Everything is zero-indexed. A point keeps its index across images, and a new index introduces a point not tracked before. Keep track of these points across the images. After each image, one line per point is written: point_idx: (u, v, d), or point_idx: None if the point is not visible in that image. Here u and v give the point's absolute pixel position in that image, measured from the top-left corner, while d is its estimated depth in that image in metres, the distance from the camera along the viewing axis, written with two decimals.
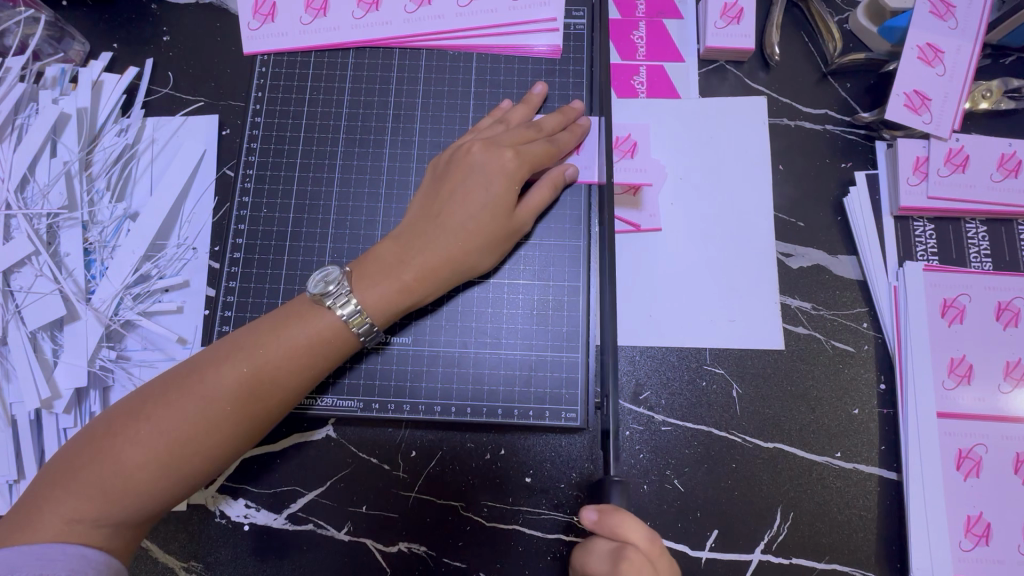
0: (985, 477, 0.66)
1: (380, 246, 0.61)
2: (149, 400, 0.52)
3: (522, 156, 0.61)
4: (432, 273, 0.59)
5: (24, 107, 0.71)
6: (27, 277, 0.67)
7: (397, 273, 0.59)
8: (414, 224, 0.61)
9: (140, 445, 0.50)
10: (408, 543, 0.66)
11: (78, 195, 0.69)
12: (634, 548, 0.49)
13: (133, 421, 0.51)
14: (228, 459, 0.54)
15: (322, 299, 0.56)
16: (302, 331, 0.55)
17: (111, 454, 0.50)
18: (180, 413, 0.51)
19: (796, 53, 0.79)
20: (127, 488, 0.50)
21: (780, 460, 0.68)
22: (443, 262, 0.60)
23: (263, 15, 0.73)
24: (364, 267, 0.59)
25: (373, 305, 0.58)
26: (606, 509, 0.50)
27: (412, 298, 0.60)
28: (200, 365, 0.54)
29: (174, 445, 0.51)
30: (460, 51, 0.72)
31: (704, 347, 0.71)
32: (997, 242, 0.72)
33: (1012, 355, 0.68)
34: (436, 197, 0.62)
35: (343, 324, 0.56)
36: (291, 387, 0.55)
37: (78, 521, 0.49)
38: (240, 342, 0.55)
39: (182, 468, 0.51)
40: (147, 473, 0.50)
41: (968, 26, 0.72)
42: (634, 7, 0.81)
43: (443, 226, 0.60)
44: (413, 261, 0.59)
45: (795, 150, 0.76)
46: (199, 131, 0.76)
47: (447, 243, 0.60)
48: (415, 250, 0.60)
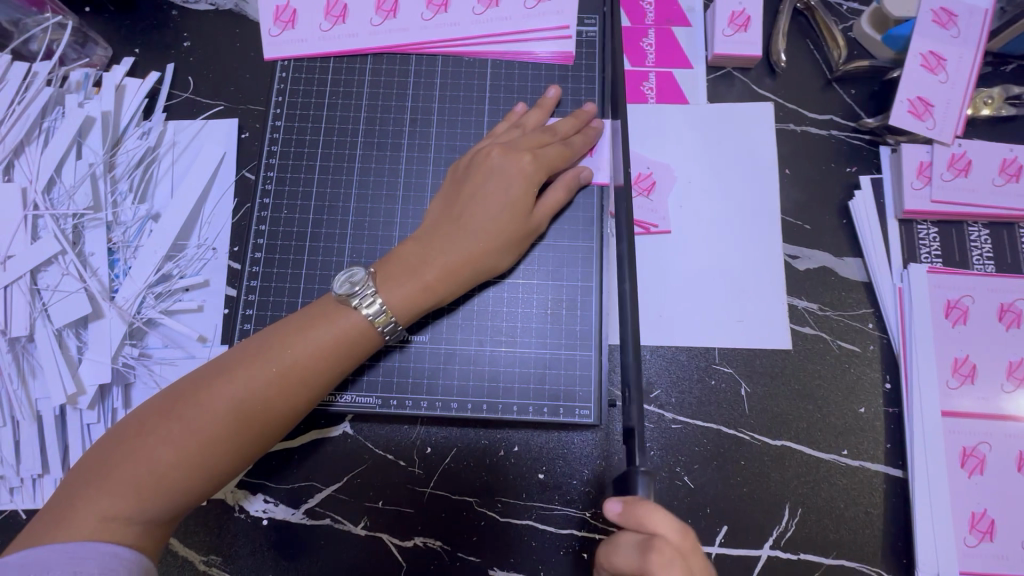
0: (988, 475, 0.67)
1: (402, 247, 0.62)
2: (179, 399, 0.54)
3: (539, 159, 0.63)
4: (455, 273, 0.61)
5: (51, 111, 0.73)
6: (53, 276, 0.68)
7: (420, 273, 0.60)
8: (435, 226, 0.63)
9: (170, 443, 0.52)
10: (424, 538, 0.68)
11: (103, 196, 0.71)
12: (664, 539, 0.48)
13: (164, 420, 0.53)
14: (256, 455, 0.56)
15: (347, 299, 0.58)
16: (327, 331, 0.57)
17: (144, 452, 0.52)
18: (210, 411, 0.53)
19: (801, 60, 0.81)
20: (160, 485, 0.51)
21: (787, 457, 0.69)
22: (466, 262, 0.61)
23: (283, 22, 0.75)
24: (388, 268, 0.61)
25: (397, 304, 0.59)
26: (631, 500, 0.50)
27: (435, 297, 0.61)
28: (227, 365, 0.55)
29: (205, 443, 0.52)
30: (475, 57, 0.74)
31: (713, 347, 0.72)
32: (999, 245, 0.74)
33: (1015, 355, 0.70)
34: (456, 199, 0.64)
35: (369, 323, 0.58)
36: (316, 386, 0.57)
37: (113, 518, 0.50)
38: (266, 342, 0.56)
39: (212, 465, 0.53)
40: (180, 470, 0.52)
41: (970, 35, 0.74)
42: (643, 15, 0.83)
43: (466, 228, 0.62)
44: (436, 262, 0.61)
45: (801, 155, 0.78)
46: (219, 135, 0.78)
47: (469, 244, 0.61)
48: (438, 251, 0.61)
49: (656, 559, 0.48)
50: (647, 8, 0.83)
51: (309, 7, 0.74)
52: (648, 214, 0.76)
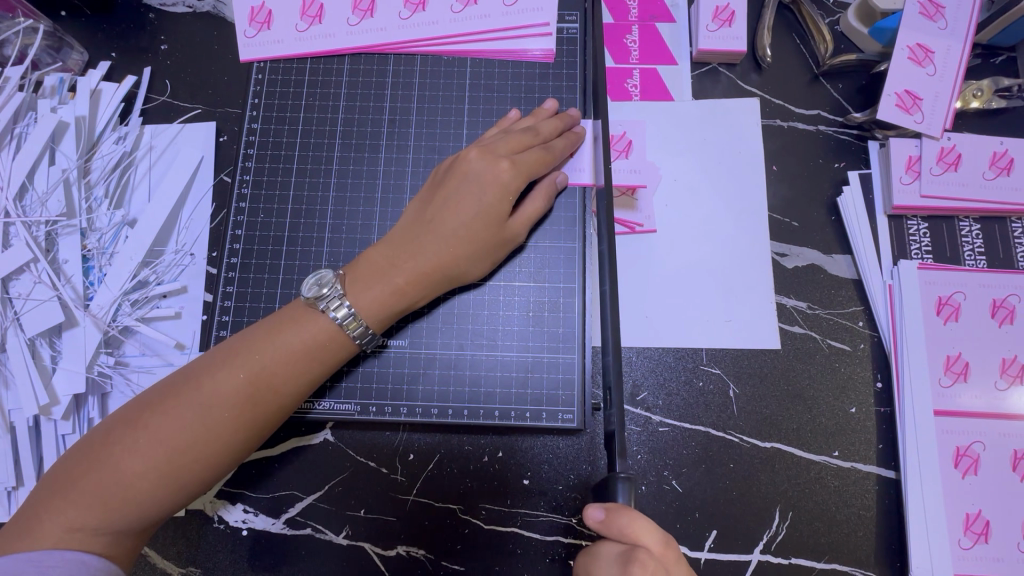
0: (983, 475, 0.66)
1: (372, 250, 0.61)
2: (148, 407, 0.53)
3: (518, 166, 0.61)
4: (423, 278, 0.60)
5: (23, 116, 0.72)
6: (26, 284, 0.67)
7: (390, 277, 0.59)
8: (405, 229, 0.62)
9: (138, 453, 0.51)
10: (407, 546, 0.66)
11: (77, 202, 0.70)
12: (646, 549, 0.47)
13: (132, 429, 0.52)
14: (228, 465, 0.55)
15: (315, 303, 0.57)
16: (297, 335, 0.56)
17: (111, 462, 0.50)
18: (178, 419, 0.52)
19: (787, 55, 0.79)
20: (128, 496, 0.50)
21: (777, 459, 0.68)
22: (433, 266, 0.60)
23: (259, 23, 0.73)
24: (357, 271, 0.60)
25: (366, 308, 0.58)
26: (614, 508, 0.49)
27: (404, 301, 0.60)
28: (196, 372, 0.54)
29: (175, 452, 0.51)
30: (455, 56, 0.73)
31: (700, 348, 0.71)
32: (990, 240, 0.72)
33: (1008, 352, 0.68)
34: (431, 203, 0.62)
35: (338, 327, 0.57)
36: (288, 392, 0.55)
37: (79, 529, 0.49)
38: (235, 348, 0.55)
39: (182, 475, 0.52)
40: (147, 481, 0.51)
41: (958, 27, 0.73)
42: (627, 11, 0.81)
43: (436, 231, 0.60)
44: (404, 265, 0.60)
45: (788, 151, 0.76)
46: (196, 139, 0.76)
47: (437, 249, 0.60)
48: (407, 255, 0.60)
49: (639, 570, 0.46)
50: (630, 4, 0.82)
51: (285, 7, 0.73)
52: (632, 214, 0.74)
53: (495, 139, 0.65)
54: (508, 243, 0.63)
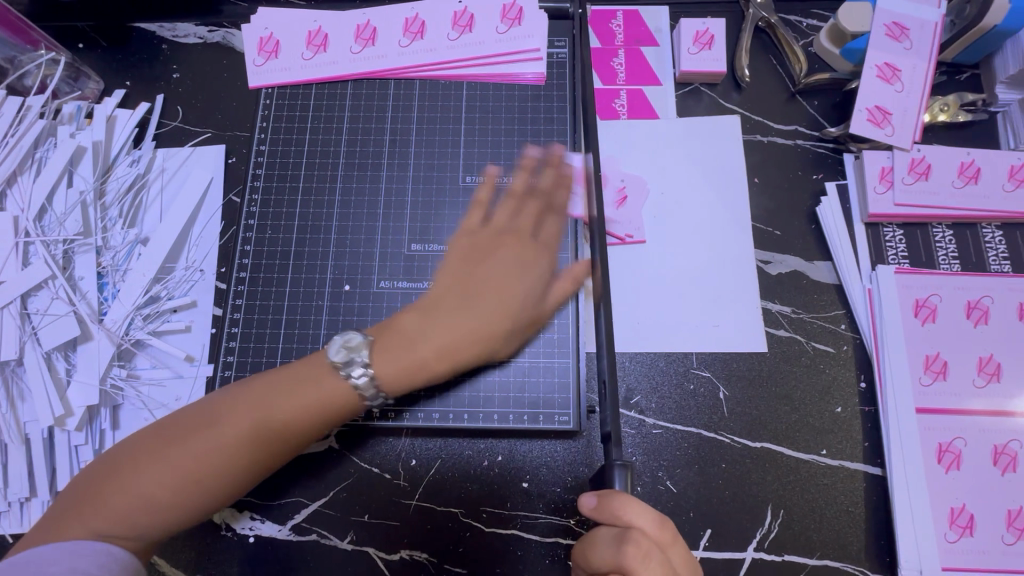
0: (965, 469, 0.68)
1: (402, 318, 0.60)
2: (179, 428, 0.54)
3: (540, 212, 0.66)
4: (448, 355, 0.59)
5: (43, 141, 0.76)
6: (43, 300, 0.70)
7: (417, 349, 0.58)
8: (440, 300, 0.60)
9: (164, 474, 0.52)
10: (410, 550, 0.68)
11: (92, 222, 0.73)
12: (640, 531, 0.50)
13: (160, 448, 0.52)
14: (240, 493, 0.56)
15: (341, 367, 0.57)
16: (322, 387, 0.56)
17: (130, 487, 0.51)
18: (198, 451, 0.52)
19: (765, 75, 0.84)
20: (145, 516, 0.51)
21: (767, 459, 0.70)
22: (465, 344, 0.59)
23: (268, 52, 0.78)
24: (384, 339, 0.58)
25: (389, 379, 0.57)
26: (608, 494, 0.51)
27: (428, 373, 0.59)
28: (217, 408, 0.54)
29: (193, 482, 0.52)
30: (451, 80, 0.77)
31: (690, 352, 0.74)
32: (962, 244, 0.76)
33: (984, 351, 0.71)
34: (467, 279, 0.61)
35: (359, 393, 0.56)
36: (307, 433, 0.56)
37: (95, 544, 0.50)
38: (260, 388, 0.56)
39: (199, 501, 0.53)
40: (165, 506, 0.52)
41: (922, 47, 0.78)
42: (613, 36, 0.87)
43: (472, 305, 0.59)
44: (429, 341, 0.58)
45: (768, 164, 0.81)
46: (207, 160, 0.80)
47: (469, 326, 0.59)
48: (437, 327, 0.59)
49: (633, 549, 0.49)
50: (616, 29, 0.87)
51: (292, 37, 0.78)
52: (622, 226, 0.78)
53: (507, 211, 0.66)
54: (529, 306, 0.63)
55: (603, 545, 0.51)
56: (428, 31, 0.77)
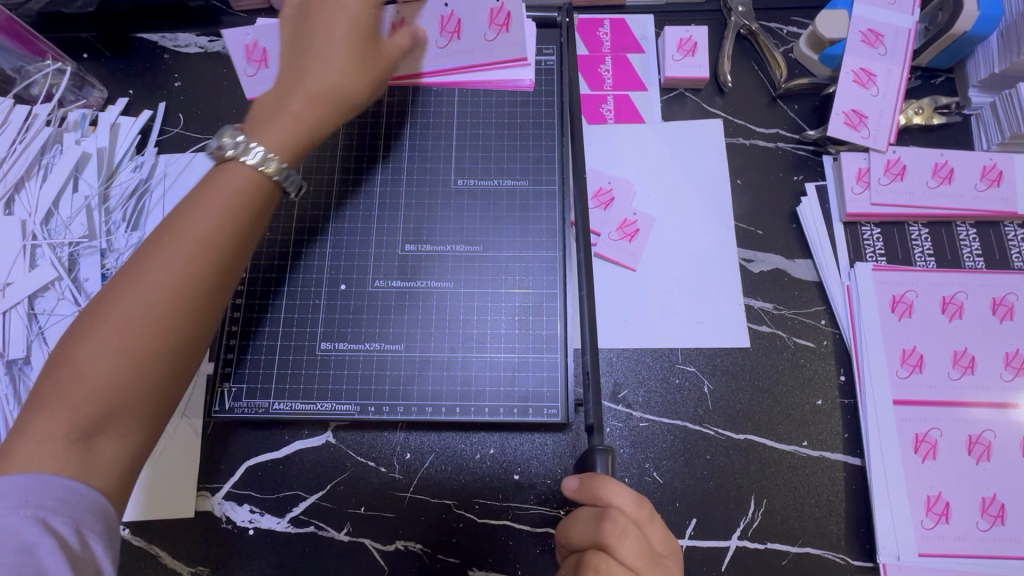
0: (941, 459, 0.70)
1: (262, 97, 0.59)
2: (95, 317, 0.46)
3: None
4: (321, 94, 0.57)
5: (50, 148, 0.78)
6: (50, 301, 0.73)
7: (289, 112, 0.56)
8: (280, 87, 0.58)
9: (93, 358, 0.44)
10: (405, 541, 0.70)
11: (97, 225, 0.76)
12: (618, 509, 0.52)
13: (82, 340, 0.45)
14: (192, 341, 0.48)
15: (224, 153, 0.53)
16: (222, 187, 0.52)
17: (67, 368, 0.44)
18: (130, 311, 0.46)
19: (747, 80, 0.87)
20: (90, 400, 0.44)
21: (750, 450, 0.73)
22: (327, 88, 0.58)
23: (268, 61, 0.81)
24: (255, 114, 0.57)
25: (273, 142, 0.55)
26: (591, 476, 0.54)
27: (310, 128, 0.57)
28: (147, 242, 0.49)
29: (138, 335, 0.46)
30: (444, 87, 0.80)
31: (675, 348, 0.76)
32: (938, 242, 0.79)
33: (959, 344, 0.74)
34: (299, 58, 0.59)
35: (261, 173, 0.53)
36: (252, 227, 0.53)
37: (46, 443, 0.42)
38: (173, 215, 0.50)
39: (151, 355, 0.46)
40: (112, 373, 0.45)
41: (896, 52, 0.81)
42: (600, 44, 0.90)
43: (313, 56, 0.58)
44: (297, 92, 0.57)
45: (751, 166, 0.84)
46: (208, 166, 0.83)
47: (322, 69, 0.58)
48: (292, 83, 0.58)
49: (611, 526, 0.51)
50: (603, 37, 0.90)
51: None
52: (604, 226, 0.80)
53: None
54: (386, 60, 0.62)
55: (583, 524, 0.53)
56: None
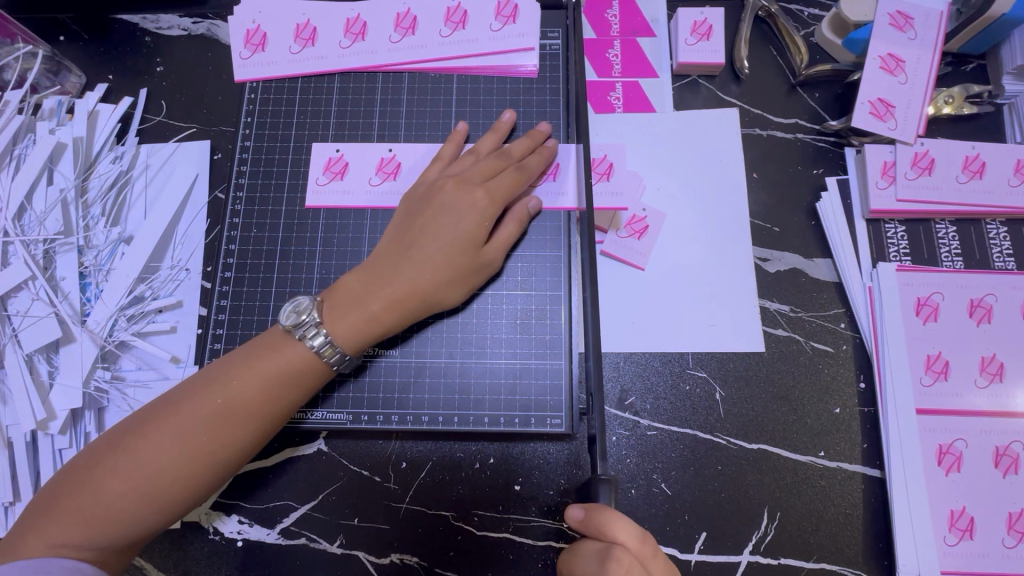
0: (966, 471, 0.67)
1: (346, 278, 0.62)
2: (132, 431, 0.54)
3: (492, 193, 0.63)
4: (404, 300, 0.61)
5: (22, 138, 0.74)
6: (24, 301, 0.69)
7: (366, 304, 0.60)
8: (382, 255, 0.63)
9: (120, 475, 0.52)
10: (400, 554, 0.67)
11: (74, 220, 0.72)
12: (622, 547, 0.49)
13: (116, 452, 0.53)
14: (206, 460, 0.54)
15: (293, 330, 0.58)
16: (274, 361, 0.57)
17: (93, 484, 0.51)
18: (150, 456, 0.52)
19: (765, 66, 0.82)
20: (102, 521, 0.51)
21: (764, 461, 0.69)
22: (411, 292, 0.61)
23: (254, 45, 0.76)
24: (334, 298, 0.61)
25: (342, 335, 0.59)
26: (594, 507, 0.50)
27: (381, 326, 0.61)
28: (209, 374, 0.57)
29: (157, 478, 0.52)
30: (442, 73, 0.75)
31: (686, 352, 0.72)
32: (966, 241, 0.74)
33: (987, 350, 0.70)
34: (406, 238, 0.63)
35: (314, 354, 0.58)
36: (263, 425, 0.56)
37: (62, 545, 0.50)
38: (235, 358, 0.58)
39: (163, 500, 0.53)
40: (126, 504, 0.51)
41: (927, 36, 0.76)
42: (608, 27, 0.84)
43: (412, 259, 0.62)
44: (380, 291, 0.61)
45: (768, 158, 0.79)
46: (191, 156, 0.78)
47: (414, 276, 0.61)
48: (381, 280, 0.61)
49: (616, 567, 0.48)
50: (611, 19, 0.84)
51: (362, 161, 0.72)
52: (617, 198, 0.73)
53: (464, 165, 0.67)
54: (483, 271, 0.64)
55: (586, 560, 0.51)
56: (419, 26, 0.74)
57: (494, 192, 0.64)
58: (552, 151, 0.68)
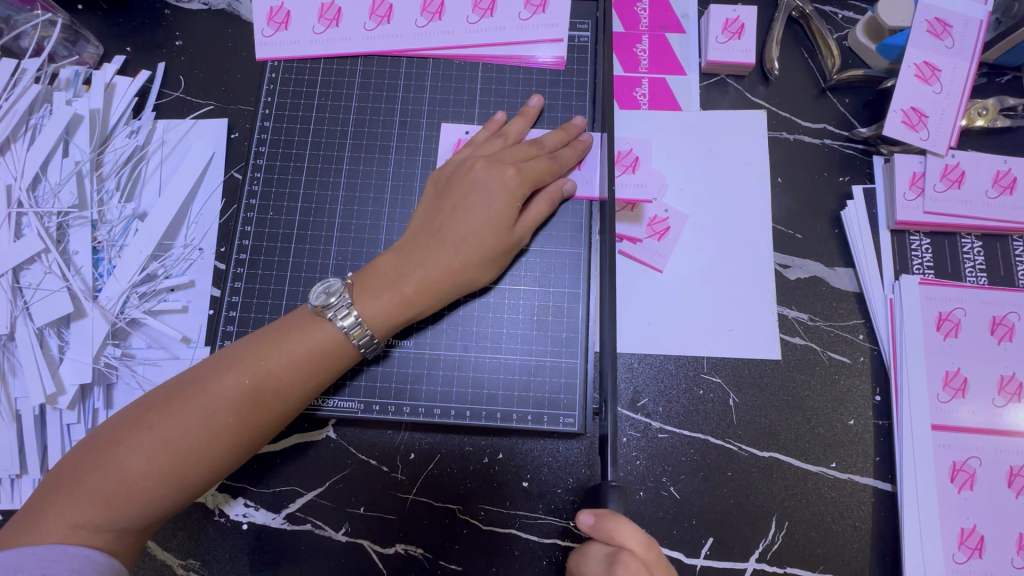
0: (978, 490, 0.66)
1: (382, 258, 0.62)
2: (153, 409, 0.53)
3: (523, 173, 0.62)
4: (437, 283, 0.60)
5: (39, 108, 0.73)
6: (37, 274, 0.68)
7: (398, 286, 0.59)
8: (415, 237, 0.62)
9: (142, 453, 0.51)
10: (405, 545, 0.67)
11: (88, 194, 0.71)
12: (631, 552, 0.49)
13: (136, 430, 0.52)
14: (229, 440, 0.54)
15: (323, 311, 0.57)
16: (302, 342, 0.56)
17: (114, 462, 0.51)
18: (173, 435, 0.52)
19: (795, 68, 0.80)
20: (125, 501, 0.51)
21: (776, 469, 0.68)
22: (443, 274, 0.60)
23: (277, 23, 0.74)
24: (365, 279, 0.60)
25: (373, 317, 0.58)
26: (603, 513, 0.50)
27: (413, 310, 0.60)
28: (234, 352, 0.56)
29: (179, 459, 0.52)
30: (466, 62, 0.73)
31: (701, 356, 0.71)
32: (992, 257, 0.73)
33: (1007, 369, 0.69)
34: (437, 220, 0.62)
35: (343, 335, 0.57)
36: (288, 406, 0.56)
37: (82, 526, 0.50)
38: (258, 338, 0.57)
39: (184, 480, 0.53)
40: (149, 483, 0.51)
41: (964, 45, 0.74)
42: (637, 20, 0.82)
43: (445, 241, 0.61)
44: (414, 274, 0.60)
45: (793, 163, 0.77)
46: (208, 134, 0.77)
47: (447, 258, 0.60)
48: (416, 262, 0.60)
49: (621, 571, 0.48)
50: (641, 13, 0.83)
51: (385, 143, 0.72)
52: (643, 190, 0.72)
53: (487, 145, 0.67)
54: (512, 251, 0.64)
55: (594, 561, 0.51)
56: (447, 11, 0.72)
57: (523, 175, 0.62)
58: (585, 147, 0.67)
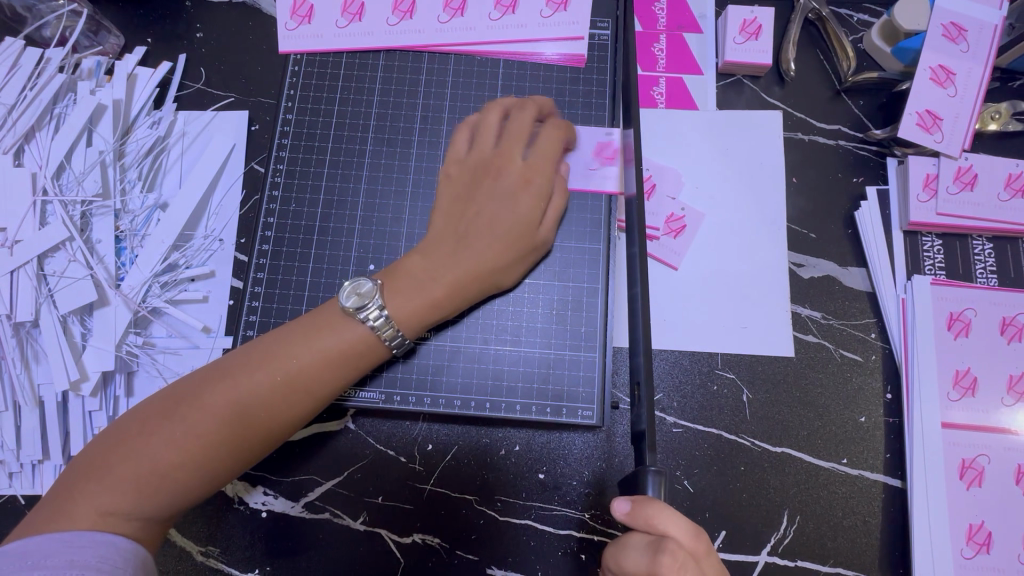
0: (987, 487, 0.68)
1: (407, 259, 0.62)
2: (183, 399, 0.54)
3: (546, 173, 0.64)
4: (465, 286, 0.61)
5: (63, 97, 0.73)
6: (60, 262, 0.68)
7: (427, 288, 0.60)
8: (440, 237, 0.63)
9: (172, 443, 0.52)
10: (422, 534, 0.68)
11: (111, 183, 0.71)
12: (675, 541, 0.50)
13: (167, 420, 0.53)
14: (258, 433, 0.55)
15: (354, 312, 0.58)
16: (332, 340, 0.57)
17: (145, 451, 0.52)
18: (203, 427, 0.53)
19: (811, 70, 0.81)
20: (155, 489, 0.51)
21: (788, 464, 0.69)
22: (471, 277, 0.61)
23: (300, 16, 0.75)
24: (394, 281, 0.60)
25: (403, 318, 0.59)
26: (641, 500, 0.50)
27: (441, 312, 0.61)
28: (264, 347, 0.57)
29: (208, 450, 0.53)
30: (487, 58, 0.74)
31: (715, 353, 0.72)
32: (1002, 259, 0.74)
33: (1016, 369, 0.70)
34: (463, 221, 0.63)
35: (373, 334, 0.58)
36: (316, 402, 0.57)
37: (111, 513, 0.50)
38: (288, 334, 0.58)
39: (213, 470, 0.53)
40: (179, 473, 0.52)
41: (979, 50, 0.75)
42: (655, 20, 0.83)
43: (471, 243, 0.62)
44: (442, 277, 0.61)
45: (808, 163, 0.78)
46: (229, 126, 0.78)
47: (475, 262, 0.61)
48: (442, 265, 0.61)
49: (668, 559, 0.49)
50: (659, 12, 0.83)
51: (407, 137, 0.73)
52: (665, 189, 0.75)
53: (505, 136, 0.66)
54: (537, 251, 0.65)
55: (634, 551, 0.51)
56: (470, 8, 0.73)
57: (552, 177, 0.65)
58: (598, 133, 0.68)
